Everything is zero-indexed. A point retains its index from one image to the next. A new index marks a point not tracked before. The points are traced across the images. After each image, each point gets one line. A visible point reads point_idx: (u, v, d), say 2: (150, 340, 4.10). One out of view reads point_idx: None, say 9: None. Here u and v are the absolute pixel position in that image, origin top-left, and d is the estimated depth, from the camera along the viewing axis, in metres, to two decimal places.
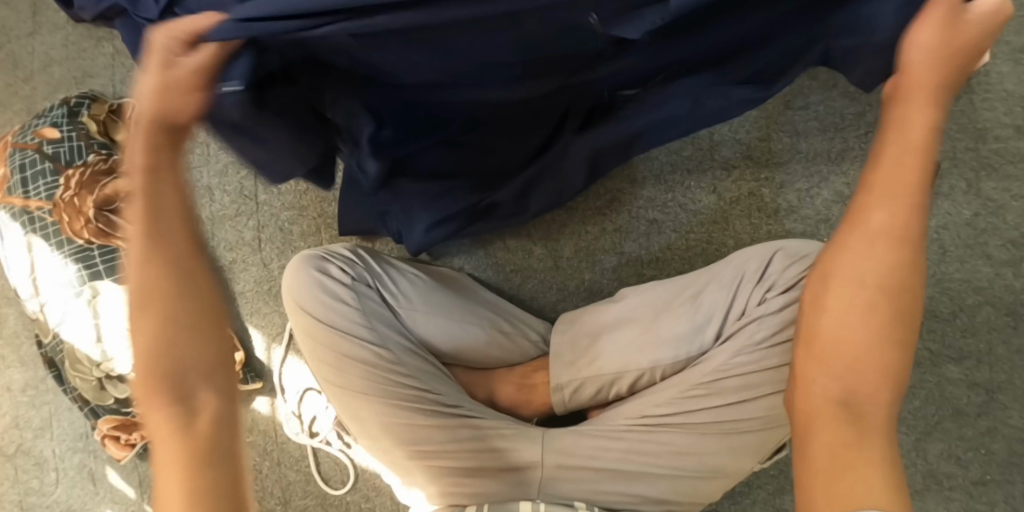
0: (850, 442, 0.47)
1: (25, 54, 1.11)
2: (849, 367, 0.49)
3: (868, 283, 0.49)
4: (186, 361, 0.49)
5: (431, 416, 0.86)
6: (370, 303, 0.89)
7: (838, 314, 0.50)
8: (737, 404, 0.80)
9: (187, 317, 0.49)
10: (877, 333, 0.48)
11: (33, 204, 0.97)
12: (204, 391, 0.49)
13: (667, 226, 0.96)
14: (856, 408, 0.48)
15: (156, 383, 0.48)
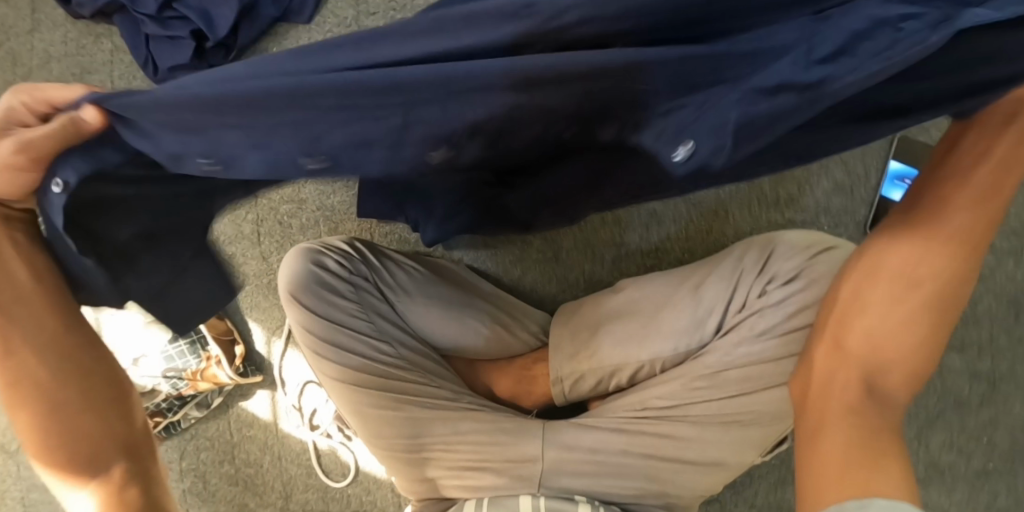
0: (866, 431, 0.53)
1: (24, 51, 1.09)
2: (880, 363, 0.53)
3: (921, 294, 0.51)
4: (90, 443, 0.50)
5: (432, 410, 0.86)
6: (369, 297, 0.90)
7: (881, 317, 0.53)
8: (737, 396, 0.79)
9: (83, 403, 0.50)
10: (918, 339, 0.52)
11: None
12: (116, 464, 0.51)
13: (667, 217, 0.96)
14: (875, 401, 0.54)
15: (63, 468, 0.49)
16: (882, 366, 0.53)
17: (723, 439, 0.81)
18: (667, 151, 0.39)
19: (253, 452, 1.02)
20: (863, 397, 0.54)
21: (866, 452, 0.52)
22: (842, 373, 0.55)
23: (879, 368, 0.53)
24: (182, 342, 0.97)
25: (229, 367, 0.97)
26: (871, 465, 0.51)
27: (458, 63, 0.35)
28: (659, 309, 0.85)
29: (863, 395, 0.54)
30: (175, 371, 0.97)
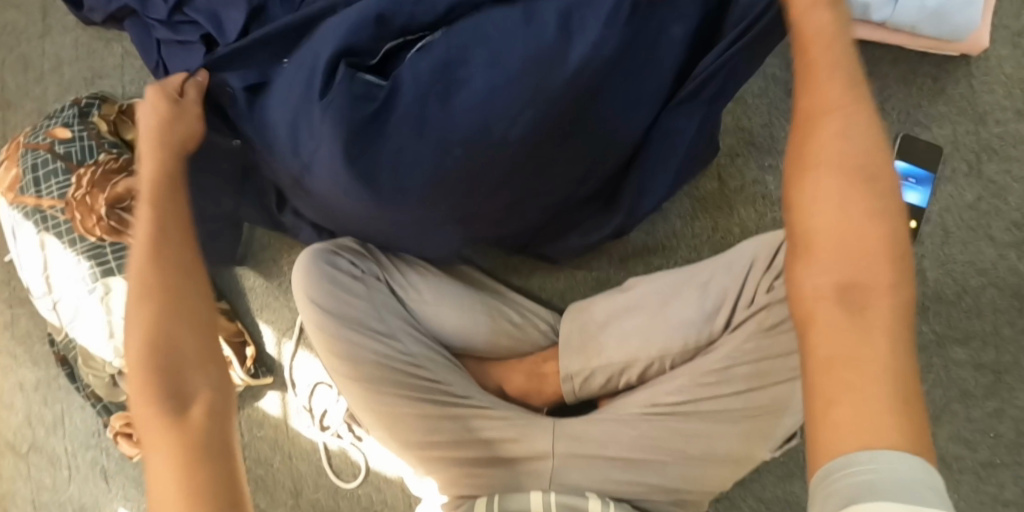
0: (859, 332, 0.49)
1: (37, 56, 1.12)
2: (851, 260, 0.52)
3: (844, 170, 0.55)
4: (178, 354, 0.62)
5: (444, 407, 0.88)
6: (381, 296, 0.91)
7: (826, 208, 0.54)
8: (746, 392, 0.81)
9: (185, 314, 0.64)
10: (868, 220, 0.53)
11: (46, 203, 0.98)
12: (197, 378, 0.62)
13: (672, 214, 0.97)
14: (856, 303, 0.50)
15: (155, 378, 0.60)
16: (853, 262, 0.52)
17: (734, 434, 0.82)
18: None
19: (263, 451, 1.03)
20: (848, 299, 0.51)
21: (860, 357, 0.48)
22: (814, 278, 0.53)
23: (848, 266, 0.52)
24: None
25: (240, 368, 1.00)
26: (863, 370, 0.47)
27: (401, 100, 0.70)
28: (668, 306, 0.87)
29: (848, 296, 0.51)
30: None
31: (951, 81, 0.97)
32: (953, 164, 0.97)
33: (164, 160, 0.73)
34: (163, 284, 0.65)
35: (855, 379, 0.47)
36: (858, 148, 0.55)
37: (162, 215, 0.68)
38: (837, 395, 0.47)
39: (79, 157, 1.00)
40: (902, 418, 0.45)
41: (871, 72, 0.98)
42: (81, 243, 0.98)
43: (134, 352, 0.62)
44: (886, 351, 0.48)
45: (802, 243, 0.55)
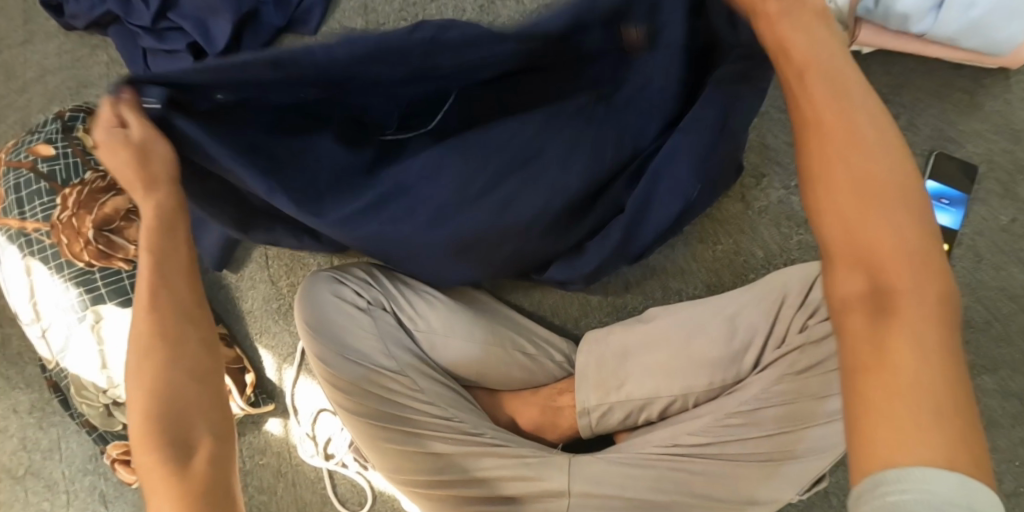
0: (902, 344, 0.45)
1: (19, 64, 1.07)
2: (886, 263, 0.47)
3: (851, 177, 0.49)
4: (184, 403, 0.58)
5: (453, 444, 0.83)
6: (386, 326, 0.86)
7: (841, 219, 0.49)
8: (776, 435, 0.76)
9: (185, 359, 0.59)
10: (889, 220, 0.48)
11: (30, 226, 0.93)
12: (202, 428, 0.58)
13: (692, 237, 0.93)
14: (889, 307, 0.47)
15: (155, 428, 0.57)
16: (888, 264, 0.47)
17: (763, 479, 0.77)
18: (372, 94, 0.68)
19: (266, 479, 0.99)
20: (886, 306, 0.47)
21: (897, 374, 0.45)
22: (843, 285, 0.49)
23: (883, 269, 0.47)
24: None
25: (240, 398, 0.95)
26: (902, 391, 0.44)
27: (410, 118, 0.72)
28: (692, 340, 0.82)
29: (885, 302, 0.47)
30: None
31: (989, 97, 0.91)
32: (987, 186, 0.92)
33: (167, 196, 0.61)
34: (166, 325, 0.59)
35: (899, 406, 0.44)
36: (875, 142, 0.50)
37: (158, 250, 0.60)
38: (874, 427, 0.44)
39: (64, 177, 0.94)
40: (942, 428, 0.43)
41: (904, 86, 0.92)
42: (69, 268, 0.93)
43: (136, 396, 0.58)
44: (928, 365, 0.45)
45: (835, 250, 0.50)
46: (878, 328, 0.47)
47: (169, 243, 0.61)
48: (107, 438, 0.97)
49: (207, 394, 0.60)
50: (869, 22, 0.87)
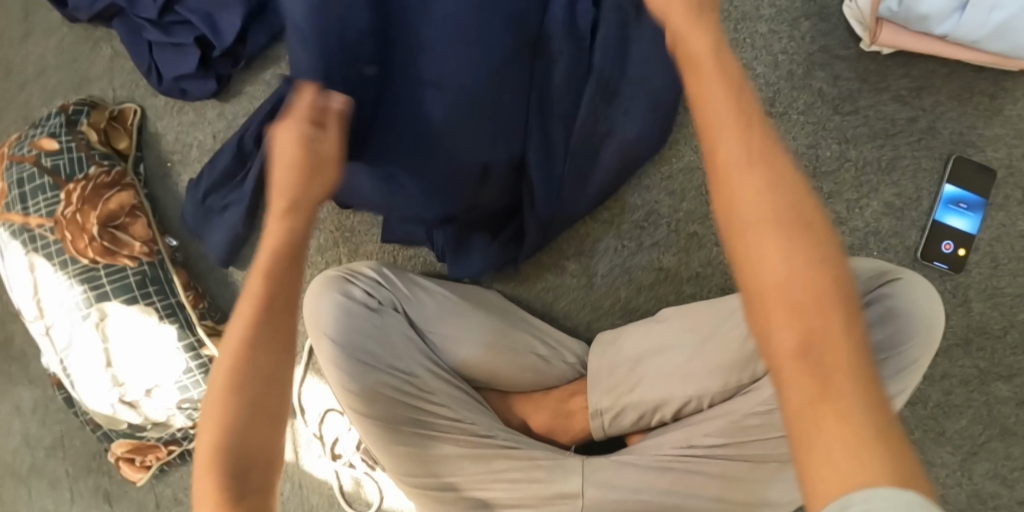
0: (811, 324, 0.41)
1: (19, 59, 1.05)
2: (770, 235, 0.44)
3: (754, 177, 0.45)
4: (245, 445, 0.52)
5: (463, 446, 0.83)
6: (398, 327, 0.85)
7: (752, 220, 0.44)
8: None
9: (255, 396, 0.53)
10: (787, 219, 0.44)
11: (34, 221, 0.92)
12: (258, 479, 0.52)
13: (708, 240, 0.90)
14: (810, 313, 0.41)
15: (219, 465, 0.51)
16: (774, 237, 0.44)
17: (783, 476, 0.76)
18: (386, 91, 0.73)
19: None
20: (786, 285, 0.42)
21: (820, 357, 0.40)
22: (766, 294, 0.43)
23: (772, 243, 0.43)
24: (196, 372, 0.92)
25: None
26: (831, 384, 0.39)
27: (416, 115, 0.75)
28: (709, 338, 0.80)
29: (781, 280, 0.42)
30: (190, 402, 0.92)
31: (1010, 100, 0.89)
32: (1006, 191, 0.90)
33: (296, 225, 0.55)
34: (262, 346, 0.53)
35: (833, 406, 0.38)
36: (748, 109, 0.47)
37: (270, 267, 0.53)
38: (824, 453, 0.37)
39: (68, 171, 0.93)
40: (890, 450, 0.37)
41: (923, 88, 0.90)
42: (73, 264, 0.91)
43: (209, 424, 0.52)
44: (847, 345, 0.40)
45: (732, 227, 0.45)
46: (786, 309, 0.42)
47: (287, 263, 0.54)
48: (112, 436, 0.97)
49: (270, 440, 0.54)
50: (889, 22, 0.85)
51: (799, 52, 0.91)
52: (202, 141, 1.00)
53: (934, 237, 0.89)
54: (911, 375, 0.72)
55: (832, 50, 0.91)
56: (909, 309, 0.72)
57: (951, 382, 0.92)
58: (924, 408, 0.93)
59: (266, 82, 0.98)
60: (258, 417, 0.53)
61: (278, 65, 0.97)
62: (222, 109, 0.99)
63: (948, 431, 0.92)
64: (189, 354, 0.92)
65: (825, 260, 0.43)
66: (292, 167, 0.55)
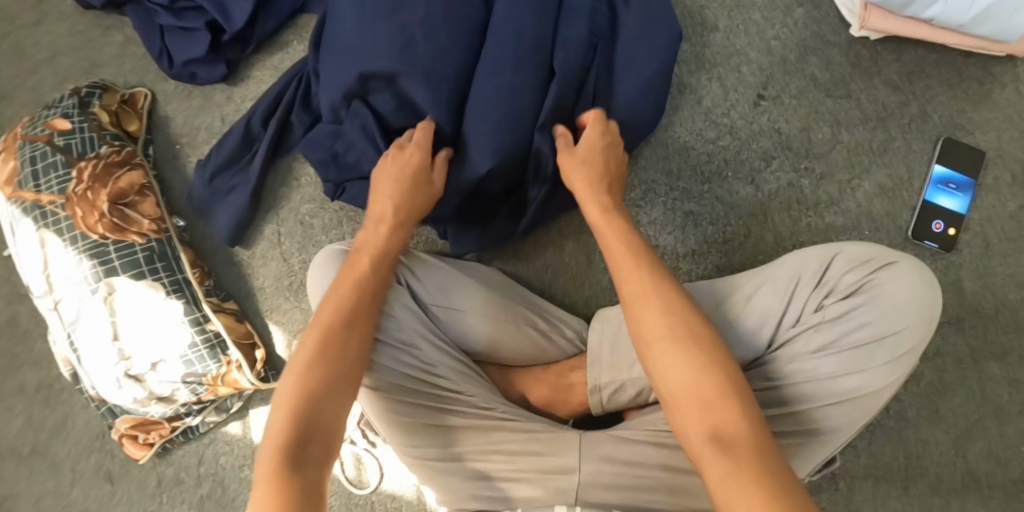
0: (714, 417, 0.59)
1: (32, 45, 1.07)
2: (668, 349, 0.63)
3: (650, 289, 0.67)
4: (320, 410, 0.65)
5: (465, 418, 0.83)
6: (400, 298, 0.85)
7: (654, 320, 0.65)
8: (792, 416, 0.70)
9: (333, 367, 0.67)
10: (679, 315, 0.65)
11: (45, 198, 0.94)
12: (320, 450, 0.63)
13: (703, 220, 0.93)
14: (710, 385, 0.60)
15: (295, 434, 0.63)
16: (672, 352, 0.63)
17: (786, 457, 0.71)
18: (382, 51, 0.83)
19: None
20: (688, 390, 0.61)
21: (723, 440, 0.57)
22: (673, 376, 0.62)
23: (672, 357, 0.62)
24: (201, 346, 0.94)
25: (249, 372, 0.95)
26: (736, 459, 0.55)
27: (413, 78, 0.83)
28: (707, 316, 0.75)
29: (683, 386, 0.61)
30: (195, 376, 0.94)
31: (998, 85, 0.92)
32: (996, 173, 0.92)
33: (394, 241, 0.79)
34: (342, 319, 0.70)
35: (733, 452, 0.56)
36: (637, 253, 0.70)
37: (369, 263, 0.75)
38: (713, 468, 0.56)
39: (80, 150, 0.95)
40: (770, 459, 0.55)
41: (914, 73, 0.92)
42: (82, 240, 0.93)
43: (285, 398, 0.65)
44: (745, 432, 0.57)
45: (643, 341, 0.65)
46: (695, 406, 0.60)
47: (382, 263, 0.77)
48: (116, 412, 0.98)
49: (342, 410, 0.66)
50: (878, 9, 0.88)
51: (792, 38, 0.93)
52: (210, 125, 1.02)
53: (925, 217, 0.91)
54: (906, 357, 0.69)
55: (824, 36, 0.93)
56: (907, 291, 0.69)
57: (944, 360, 0.93)
58: (918, 386, 0.93)
59: (273, 67, 1.00)
60: (334, 386, 0.66)
61: (285, 51, 1.00)
62: (230, 93, 1.01)
63: (942, 409, 0.93)
64: (194, 329, 0.94)
65: (716, 367, 0.61)
66: (394, 188, 0.79)
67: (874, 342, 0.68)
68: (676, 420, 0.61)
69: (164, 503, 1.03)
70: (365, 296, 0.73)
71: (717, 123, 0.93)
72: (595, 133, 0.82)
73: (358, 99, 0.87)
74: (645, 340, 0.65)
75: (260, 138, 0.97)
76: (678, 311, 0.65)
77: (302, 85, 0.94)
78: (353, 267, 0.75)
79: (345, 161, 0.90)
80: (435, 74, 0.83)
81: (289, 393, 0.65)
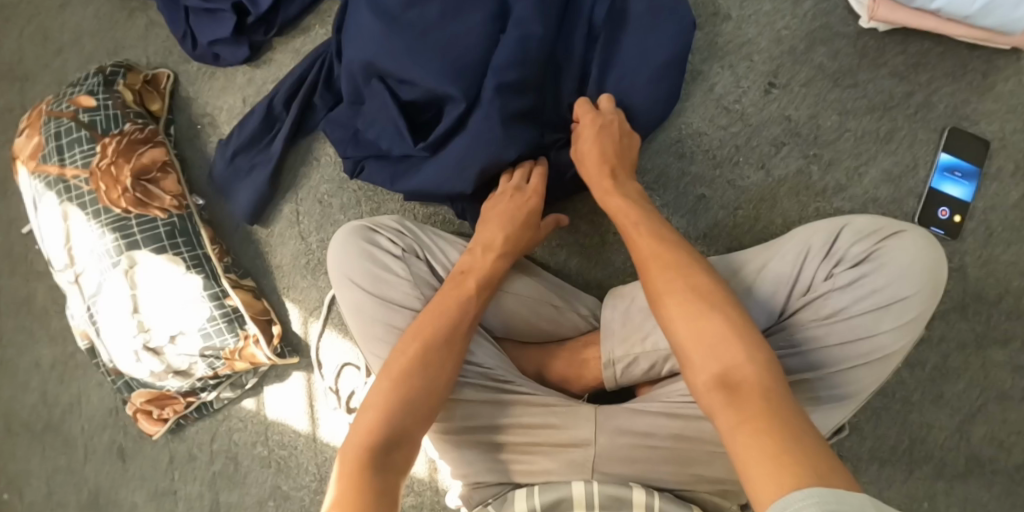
0: (725, 364, 0.58)
1: (57, 26, 1.09)
2: (678, 303, 0.62)
3: (656, 252, 0.68)
4: (405, 423, 0.69)
5: (483, 391, 0.83)
6: (420, 272, 0.85)
7: (664, 278, 0.65)
8: (804, 382, 0.72)
9: (419, 394, 0.71)
10: (691, 272, 0.65)
11: (69, 172, 0.96)
12: (403, 451, 0.69)
13: (715, 203, 0.96)
14: (722, 334, 0.59)
15: (384, 434, 0.68)
16: (684, 305, 0.62)
17: None
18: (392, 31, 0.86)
19: (287, 433, 1.02)
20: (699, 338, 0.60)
21: (734, 387, 0.56)
22: (685, 327, 0.61)
23: (680, 310, 0.62)
24: (219, 320, 0.96)
25: (266, 347, 0.97)
26: (744, 409, 0.54)
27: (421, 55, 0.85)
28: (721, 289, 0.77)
29: (692, 336, 0.60)
30: (213, 349, 0.96)
31: (1002, 77, 0.93)
32: (1000, 162, 0.94)
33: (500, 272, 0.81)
34: (430, 349, 0.73)
35: (746, 399, 0.55)
36: (645, 228, 0.72)
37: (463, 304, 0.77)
38: (724, 415, 0.55)
39: (104, 127, 0.97)
40: (784, 406, 0.54)
41: (920, 64, 0.95)
42: (105, 214, 0.95)
43: (377, 397, 0.70)
44: (755, 377, 0.56)
45: (653, 299, 0.65)
46: (702, 354, 0.59)
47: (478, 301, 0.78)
48: (133, 385, 1.00)
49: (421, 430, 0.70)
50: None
51: (802, 29, 0.96)
52: (231, 105, 1.04)
53: (930, 204, 0.94)
54: (911, 324, 0.71)
55: (832, 27, 0.96)
56: (914, 259, 0.71)
57: (949, 345, 0.94)
58: (923, 370, 0.95)
59: (294, 50, 1.02)
60: (415, 412, 0.70)
61: (306, 34, 1.02)
62: (252, 75, 1.04)
63: (947, 393, 0.94)
64: (213, 303, 0.95)
65: (726, 317, 0.60)
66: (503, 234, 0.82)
67: (881, 308, 0.71)
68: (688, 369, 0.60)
69: (176, 479, 1.04)
70: (464, 323, 0.76)
71: (729, 110, 0.96)
72: (587, 126, 0.83)
73: (378, 79, 0.89)
74: (656, 298, 0.65)
75: (282, 118, 0.99)
76: (692, 272, 0.65)
77: (324, 67, 0.96)
78: (446, 294, 0.78)
79: (365, 138, 0.93)
80: (443, 49, 0.85)
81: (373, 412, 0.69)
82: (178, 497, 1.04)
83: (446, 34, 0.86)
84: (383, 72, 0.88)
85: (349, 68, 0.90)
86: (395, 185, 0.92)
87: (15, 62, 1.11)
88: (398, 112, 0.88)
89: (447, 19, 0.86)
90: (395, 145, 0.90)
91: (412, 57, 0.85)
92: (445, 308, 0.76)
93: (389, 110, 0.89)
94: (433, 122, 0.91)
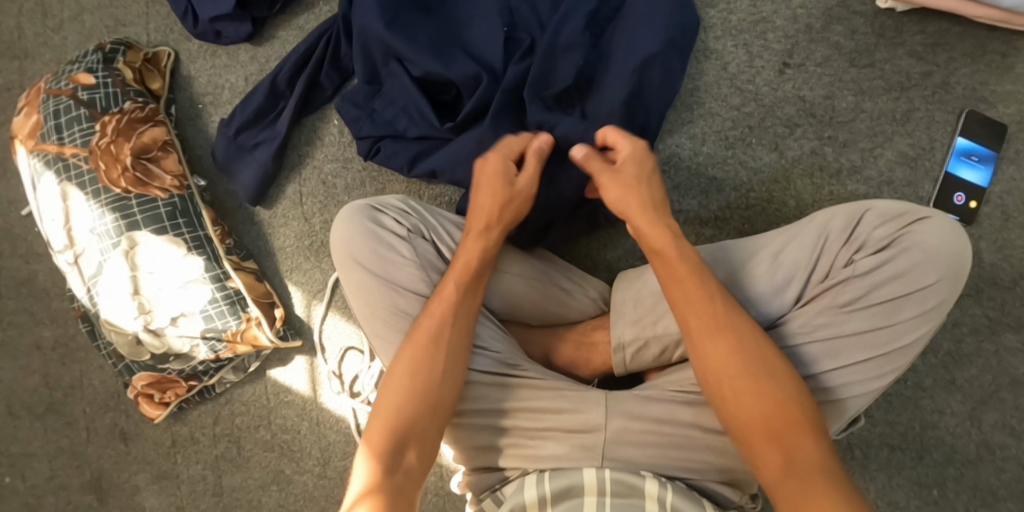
0: (787, 447, 0.62)
1: (57, 4, 1.07)
2: (737, 382, 0.65)
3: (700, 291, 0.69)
4: (418, 428, 0.70)
5: (490, 374, 0.81)
6: (427, 255, 0.83)
7: (710, 330, 0.67)
8: (824, 372, 0.71)
9: (424, 403, 0.71)
10: (738, 324, 0.67)
11: (68, 151, 0.94)
12: (414, 450, 0.69)
13: (726, 185, 0.94)
14: (772, 404, 0.64)
15: (397, 435, 0.69)
16: (743, 384, 0.65)
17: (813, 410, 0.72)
18: (395, 15, 0.87)
19: (290, 417, 1.01)
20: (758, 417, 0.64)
21: (790, 464, 0.61)
22: (740, 390, 0.65)
23: (737, 386, 0.65)
24: (221, 302, 0.94)
25: (269, 329, 0.96)
26: (808, 488, 0.59)
27: (431, 42, 0.87)
28: (735, 276, 0.76)
29: (744, 407, 0.65)
30: (214, 331, 0.95)
31: (1020, 59, 0.91)
32: (1018, 146, 0.91)
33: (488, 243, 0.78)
34: (424, 362, 0.72)
35: (808, 477, 0.60)
36: (691, 270, 0.70)
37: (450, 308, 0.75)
38: (783, 491, 0.60)
39: (103, 105, 0.95)
40: (835, 482, 0.59)
41: (939, 45, 0.92)
42: (105, 194, 0.93)
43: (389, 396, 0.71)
44: (815, 455, 0.61)
45: (709, 370, 0.67)
46: (763, 430, 0.63)
47: (472, 299, 0.77)
48: (133, 368, 0.98)
49: (434, 431, 0.71)
50: None
51: (817, 8, 0.94)
52: (234, 84, 1.02)
53: (946, 189, 0.92)
54: (932, 313, 0.70)
55: (850, 5, 0.93)
56: (937, 245, 0.70)
57: (962, 330, 0.93)
58: (935, 357, 0.93)
59: (298, 28, 1.01)
60: (429, 423, 0.71)
61: (312, 11, 1.00)
62: (256, 53, 1.02)
63: (959, 379, 0.93)
64: (214, 285, 0.94)
65: (778, 387, 0.65)
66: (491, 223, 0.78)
67: (901, 296, 0.70)
68: (747, 446, 0.64)
69: (179, 462, 1.03)
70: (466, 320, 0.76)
71: (742, 90, 0.94)
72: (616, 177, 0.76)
73: (397, 61, 0.88)
74: (714, 374, 0.67)
75: (287, 95, 0.97)
76: (750, 342, 0.67)
77: (330, 45, 0.94)
78: (440, 295, 0.76)
79: (382, 118, 0.91)
80: (450, 36, 0.89)
81: (381, 424, 0.70)
82: (180, 480, 1.03)
83: (455, 21, 0.89)
84: (401, 54, 0.87)
85: (361, 48, 0.90)
86: (411, 168, 0.91)
87: (15, 39, 1.08)
88: (415, 92, 0.88)
89: (454, 7, 0.90)
90: (418, 126, 0.90)
91: (423, 41, 0.87)
92: (440, 315, 0.75)
93: (408, 94, 0.89)
94: (453, 103, 0.91)
